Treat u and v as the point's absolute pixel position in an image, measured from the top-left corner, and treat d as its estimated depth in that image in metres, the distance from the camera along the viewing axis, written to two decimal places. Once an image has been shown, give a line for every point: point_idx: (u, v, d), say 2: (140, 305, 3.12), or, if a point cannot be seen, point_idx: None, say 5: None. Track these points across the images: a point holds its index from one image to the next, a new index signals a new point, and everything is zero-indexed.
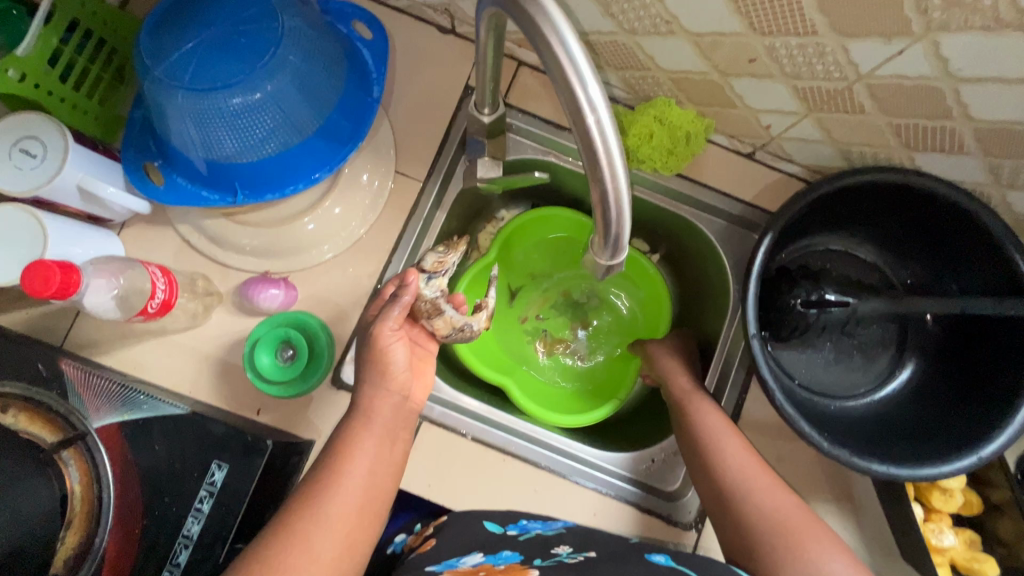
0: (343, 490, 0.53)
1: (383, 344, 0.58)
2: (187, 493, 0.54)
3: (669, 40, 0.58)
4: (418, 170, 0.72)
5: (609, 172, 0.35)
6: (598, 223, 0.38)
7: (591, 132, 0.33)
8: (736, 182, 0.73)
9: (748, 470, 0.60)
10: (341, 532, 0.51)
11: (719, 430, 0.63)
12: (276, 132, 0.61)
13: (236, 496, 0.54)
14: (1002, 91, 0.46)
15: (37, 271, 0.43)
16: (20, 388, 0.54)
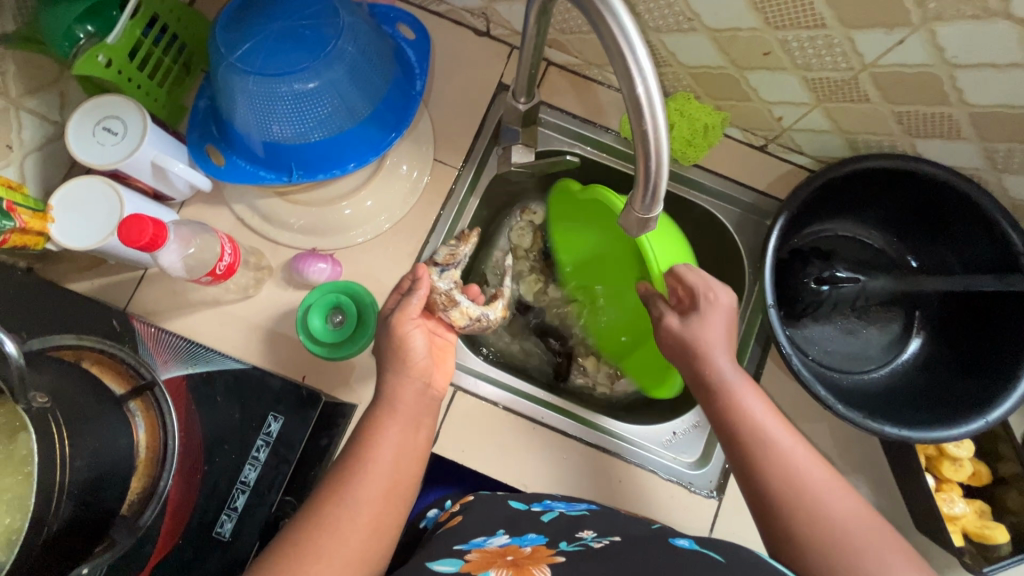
0: (363, 487, 0.51)
1: (398, 331, 0.57)
2: (246, 442, 0.58)
3: (690, 37, 0.64)
4: (455, 159, 0.78)
5: (654, 132, 0.39)
6: (639, 177, 0.42)
7: (640, 96, 0.38)
8: (750, 173, 0.78)
9: (800, 458, 0.56)
10: (360, 531, 0.49)
11: (766, 416, 0.59)
12: (331, 117, 0.67)
13: (290, 445, 0.58)
14: (994, 77, 0.52)
15: (133, 224, 0.49)
16: (93, 340, 0.58)
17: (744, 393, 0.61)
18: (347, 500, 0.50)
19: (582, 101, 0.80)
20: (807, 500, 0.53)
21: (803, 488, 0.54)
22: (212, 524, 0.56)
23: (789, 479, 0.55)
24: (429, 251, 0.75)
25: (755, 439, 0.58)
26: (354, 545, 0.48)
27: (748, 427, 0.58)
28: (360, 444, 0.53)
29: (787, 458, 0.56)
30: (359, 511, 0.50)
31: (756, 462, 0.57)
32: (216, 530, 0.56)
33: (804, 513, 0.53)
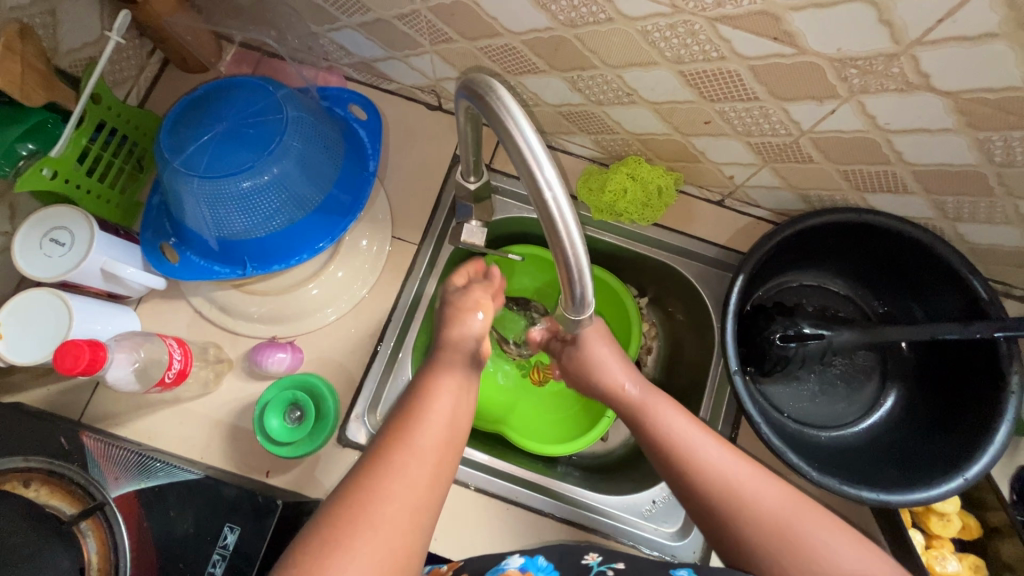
0: (422, 416, 0.49)
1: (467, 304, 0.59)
2: (200, 558, 0.55)
3: (632, 108, 0.64)
4: (413, 234, 0.77)
5: (568, 239, 0.41)
6: (565, 288, 0.45)
7: (549, 206, 0.40)
8: (710, 228, 0.78)
9: (731, 468, 0.55)
10: (437, 441, 0.48)
11: (692, 428, 0.58)
12: (282, 209, 0.67)
13: (247, 560, 0.55)
14: (930, 139, 0.52)
15: (68, 350, 0.51)
16: (43, 461, 0.58)
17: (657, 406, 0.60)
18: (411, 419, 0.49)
19: None
20: (743, 506, 0.53)
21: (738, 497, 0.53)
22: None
23: (722, 491, 0.54)
24: (391, 331, 0.74)
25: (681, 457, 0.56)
26: (418, 494, 0.45)
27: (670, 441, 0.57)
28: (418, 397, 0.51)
29: (715, 466, 0.55)
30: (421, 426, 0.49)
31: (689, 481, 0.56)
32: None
33: (743, 517, 0.52)
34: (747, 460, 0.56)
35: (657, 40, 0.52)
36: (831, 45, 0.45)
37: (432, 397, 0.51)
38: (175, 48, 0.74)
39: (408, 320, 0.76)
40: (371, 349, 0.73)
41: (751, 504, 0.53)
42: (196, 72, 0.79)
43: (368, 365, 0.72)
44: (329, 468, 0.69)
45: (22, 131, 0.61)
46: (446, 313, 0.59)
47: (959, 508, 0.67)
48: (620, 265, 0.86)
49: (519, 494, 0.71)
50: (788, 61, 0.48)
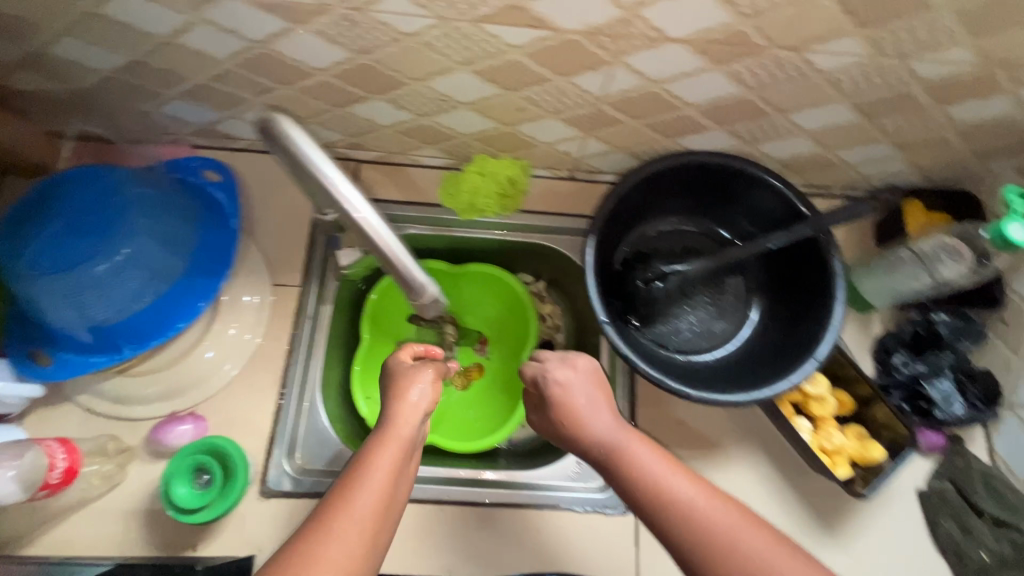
0: (384, 438, 0.56)
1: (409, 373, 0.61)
2: None
3: (455, 112, 0.70)
4: (293, 277, 0.79)
5: (389, 248, 0.49)
6: (400, 280, 0.52)
7: (363, 225, 0.47)
8: (568, 202, 0.84)
9: (698, 498, 0.54)
10: (371, 508, 0.51)
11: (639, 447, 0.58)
12: (146, 284, 0.68)
13: None
14: (695, 80, 0.60)
15: None
16: None
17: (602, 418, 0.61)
18: (378, 440, 0.56)
19: (400, 185, 0.83)
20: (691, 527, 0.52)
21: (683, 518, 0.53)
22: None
23: (666, 510, 0.53)
24: (294, 372, 0.76)
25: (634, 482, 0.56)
26: (344, 565, 0.48)
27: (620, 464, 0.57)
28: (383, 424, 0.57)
29: (665, 485, 0.55)
30: (382, 451, 0.55)
31: (640, 503, 0.55)
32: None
33: (697, 535, 0.52)
34: (700, 486, 0.55)
35: (442, 48, 0.57)
36: (576, 21, 0.52)
37: (368, 466, 0.53)
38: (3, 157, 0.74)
39: (309, 358, 0.77)
40: (276, 396, 0.75)
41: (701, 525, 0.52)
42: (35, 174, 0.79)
43: (278, 411, 0.74)
44: (258, 521, 0.69)
45: None
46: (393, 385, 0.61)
47: (833, 388, 0.75)
48: (505, 257, 0.91)
49: (448, 493, 0.73)
50: (551, 42, 0.55)
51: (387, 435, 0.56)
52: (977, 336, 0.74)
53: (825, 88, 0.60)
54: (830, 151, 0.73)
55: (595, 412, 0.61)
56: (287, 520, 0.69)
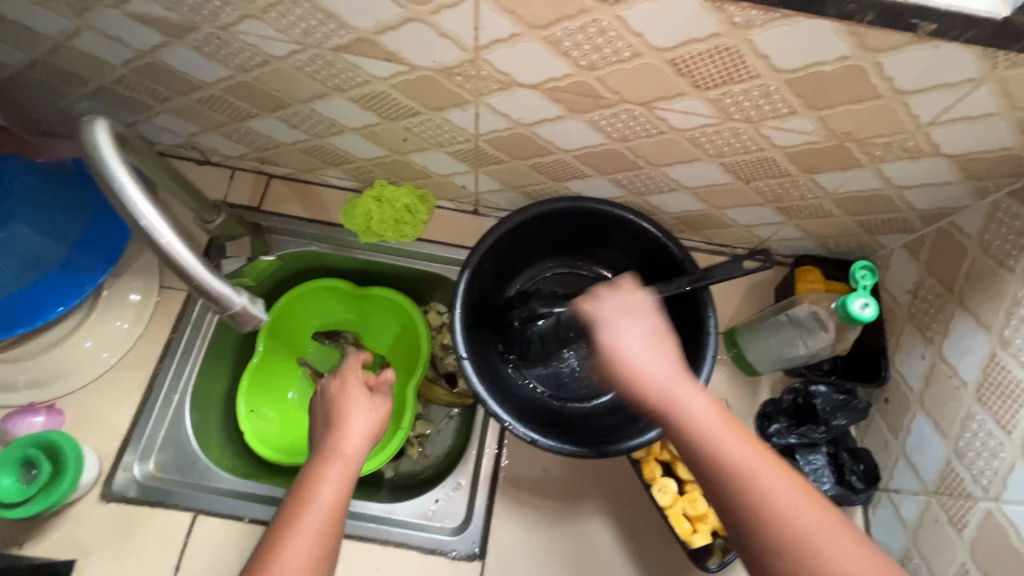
0: (303, 497, 0.56)
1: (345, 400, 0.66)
2: None
3: (346, 137, 0.71)
4: (183, 282, 0.80)
5: (195, 272, 0.48)
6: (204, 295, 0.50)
7: (167, 251, 0.46)
8: (469, 236, 0.85)
9: (752, 461, 0.45)
10: (299, 564, 0.51)
11: (722, 421, 0.47)
12: (23, 268, 0.71)
13: None
14: (559, 126, 0.61)
15: None
16: None
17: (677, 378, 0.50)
18: (300, 499, 0.56)
19: (306, 203, 0.85)
20: (776, 519, 0.42)
21: (776, 498, 0.43)
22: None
23: (750, 491, 0.43)
24: (164, 373, 0.76)
25: (733, 469, 0.44)
26: None
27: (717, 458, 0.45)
28: (300, 486, 0.57)
29: (729, 453, 0.45)
30: (302, 512, 0.55)
31: (724, 494, 0.44)
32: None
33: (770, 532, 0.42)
34: (764, 452, 0.46)
35: (313, 72, 0.59)
36: (427, 59, 0.54)
37: (299, 513, 0.54)
38: None
39: (181, 363, 0.77)
40: (141, 396, 0.74)
41: (769, 514, 0.42)
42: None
43: (138, 411, 0.73)
44: (92, 525, 0.68)
45: None
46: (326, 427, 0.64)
47: None
48: (410, 284, 0.91)
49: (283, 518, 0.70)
50: (410, 77, 0.57)
51: (318, 478, 0.58)
52: (865, 414, 0.71)
53: (687, 145, 0.60)
54: (717, 210, 0.73)
55: (686, 392, 0.49)
56: (120, 528, 0.68)
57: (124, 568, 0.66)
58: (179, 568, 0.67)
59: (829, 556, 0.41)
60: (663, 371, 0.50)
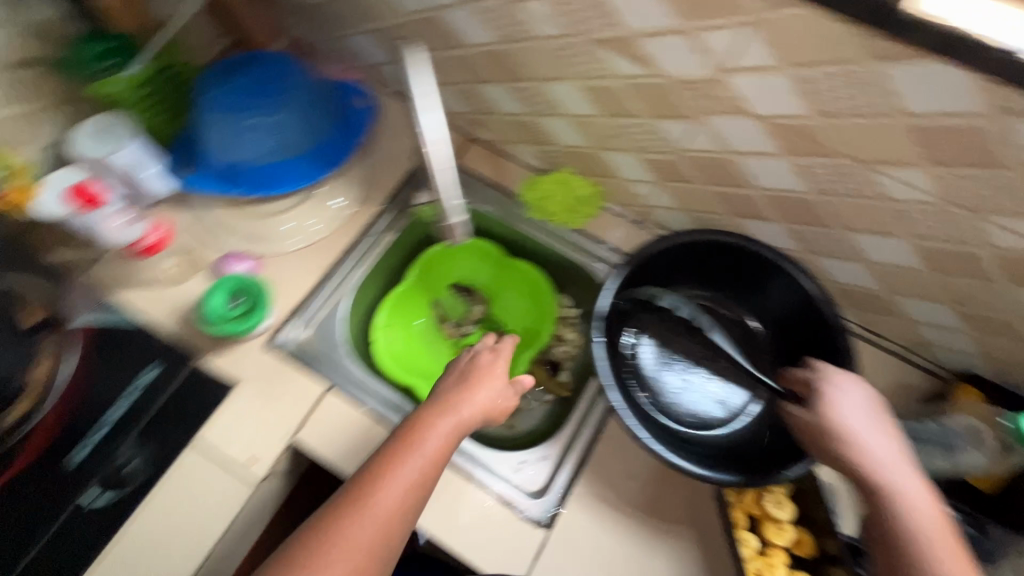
0: (395, 459, 0.60)
1: (482, 377, 0.70)
2: (123, 383, 0.73)
3: (558, 120, 0.80)
4: (377, 201, 0.93)
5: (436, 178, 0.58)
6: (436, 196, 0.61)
7: (427, 156, 0.56)
8: (624, 242, 0.88)
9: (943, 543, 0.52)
10: (387, 511, 0.58)
11: (896, 448, 0.57)
12: (280, 147, 0.88)
13: (152, 394, 0.73)
14: (767, 163, 0.64)
15: None
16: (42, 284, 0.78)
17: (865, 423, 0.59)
18: (403, 461, 0.60)
19: (494, 168, 0.95)
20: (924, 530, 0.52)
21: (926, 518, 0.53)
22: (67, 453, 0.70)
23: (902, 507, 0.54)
24: (340, 267, 0.89)
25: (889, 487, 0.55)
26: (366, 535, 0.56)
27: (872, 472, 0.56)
28: (404, 445, 0.62)
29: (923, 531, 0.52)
30: (400, 474, 0.59)
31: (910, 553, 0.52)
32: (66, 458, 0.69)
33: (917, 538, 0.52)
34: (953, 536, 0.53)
35: (565, 56, 0.68)
36: (674, 68, 0.60)
37: (396, 464, 0.60)
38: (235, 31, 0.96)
39: (356, 263, 0.90)
40: (319, 279, 0.87)
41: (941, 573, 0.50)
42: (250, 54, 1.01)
43: (313, 290, 0.86)
44: (247, 364, 0.80)
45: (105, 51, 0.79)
46: (457, 385, 0.69)
47: (797, 522, 0.69)
48: (553, 269, 0.98)
49: (395, 420, 0.79)
50: (648, 81, 0.63)
51: (416, 434, 0.63)
52: (999, 563, 0.63)
53: (889, 217, 0.61)
54: (889, 295, 0.72)
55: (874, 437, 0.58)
56: (271, 374, 0.79)
57: (264, 406, 0.77)
58: (303, 424, 0.77)
59: (962, 572, 0.50)
60: (864, 404, 0.60)
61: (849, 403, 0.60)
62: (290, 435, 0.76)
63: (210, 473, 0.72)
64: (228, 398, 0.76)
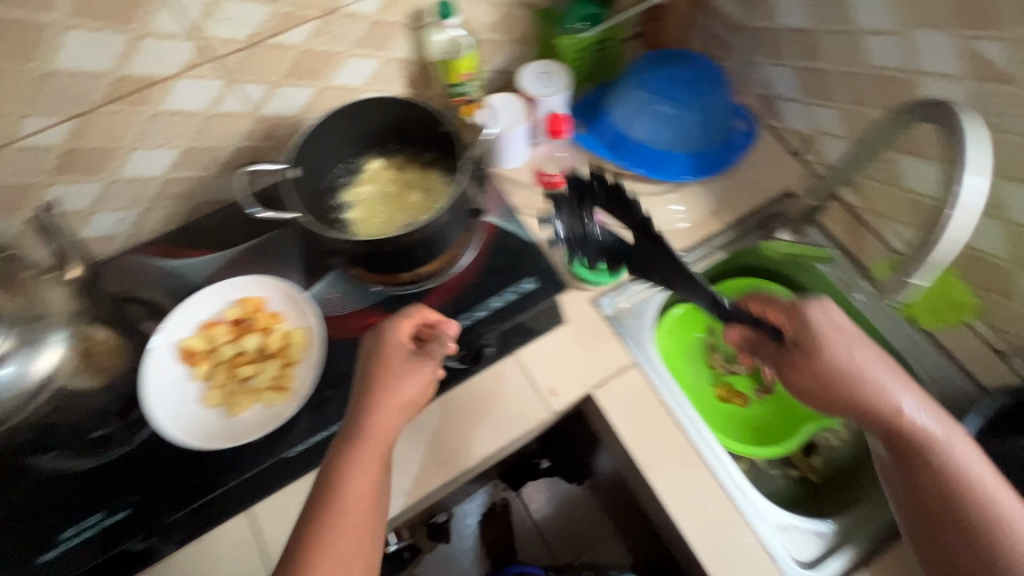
0: (382, 422, 0.61)
1: (406, 365, 0.63)
2: (508, 282, 0.79)
3: (984, 221, 0.76)
4: (727, 219, 0.96)
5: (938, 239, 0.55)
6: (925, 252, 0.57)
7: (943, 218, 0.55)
8: (978, 365, 0.82)
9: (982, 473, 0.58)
10: (344, 550, 0.55)
11: (887, 377, 0.62)
12: (671, 140, 0.95)
13: (524, 304, 0.78)
14: None
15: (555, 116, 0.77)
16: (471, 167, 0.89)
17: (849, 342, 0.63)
18: (354, 434, 0.60)
19: (850, 234, 0.92)
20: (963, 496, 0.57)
21: (980, 497, 0.57)
22: (458, 313, 0.77)
23: (926, 463, 0.59)
24: None
25: (905, 445, 0.61)
26: None
27: (883, 413, 0.61)
28: (365, 407, 0.61)
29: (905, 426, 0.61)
30: (364, 440, 0.59)
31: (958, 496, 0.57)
32: (457, 319, 0.77)
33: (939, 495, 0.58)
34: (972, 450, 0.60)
35: None
36: None
37: (365, 418, 0.60)
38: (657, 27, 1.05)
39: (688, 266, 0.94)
40: None
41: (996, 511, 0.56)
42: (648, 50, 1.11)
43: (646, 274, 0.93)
44: (575, 312, 0.88)
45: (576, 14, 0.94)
46: (397, 319, 0.66)
47: None
48: None
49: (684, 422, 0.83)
50: None
51: (387, 385, 0.62)
52: None
53: None
54: None
55: (861, 353, 0.63)
56: (593, 328, 0.87)
57: (577, 352, 0.85)
58: (603, 382, 0.84)
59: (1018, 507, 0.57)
60: (794, 304, 0.67)
61: (808, 316, 0.65)
62: (590, 385, 0.84)
63: (524, 386, 0.83)
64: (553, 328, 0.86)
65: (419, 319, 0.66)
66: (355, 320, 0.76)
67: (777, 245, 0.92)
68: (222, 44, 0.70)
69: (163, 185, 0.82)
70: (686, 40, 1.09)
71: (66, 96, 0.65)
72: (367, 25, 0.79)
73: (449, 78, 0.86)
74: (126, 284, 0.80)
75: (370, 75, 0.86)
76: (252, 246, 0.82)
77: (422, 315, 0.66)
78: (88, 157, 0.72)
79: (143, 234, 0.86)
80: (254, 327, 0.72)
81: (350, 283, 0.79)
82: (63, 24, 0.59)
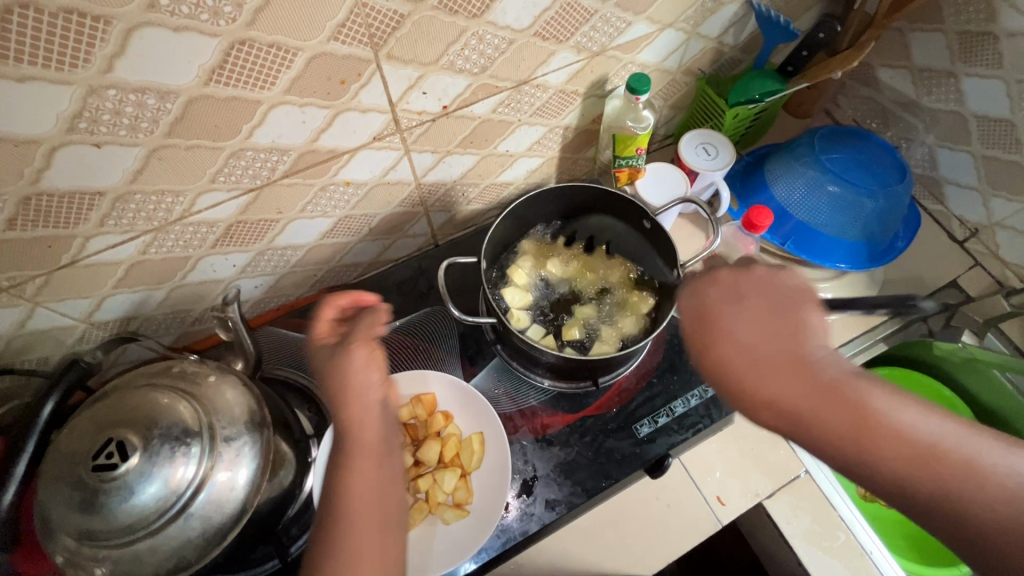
0: (360, 413, 0.55)
1: (336, 357, 0.57)
2: (689, 383, 0.73)
3: None
4: (890, 307, 0.91)
5: None
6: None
7: None
8: None
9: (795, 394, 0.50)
10: None
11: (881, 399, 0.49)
12: (837, 225, 0.87)
13: (710, 410, 0.72)
14: None
15: (759, 211, 0.78)
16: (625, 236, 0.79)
17: (730, 296, 0.56)
18: (345, 411, 0.55)
19: None
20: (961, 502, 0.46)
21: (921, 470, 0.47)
22: (635, 420, 0.71)
23: (883, 430, 0.48)
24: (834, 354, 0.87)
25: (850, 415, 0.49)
26: None
27: (795, 404, 0.49)
28: (336, 388, 0.56)
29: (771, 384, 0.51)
30: (348, 417, 0.55)
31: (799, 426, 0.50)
32: (636, 426, 0.70)
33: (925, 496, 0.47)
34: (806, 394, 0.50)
35: None
36: None
37: (353, 411, 0.55)
38: (810, 97, 0.98)
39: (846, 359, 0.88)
40: None
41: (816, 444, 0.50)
42: (794, 117, 1.04)
43: None
44: None
45: (748, 82, 0.84)
46: (325, 346, 0.59)
47: None
48: None
49: (866, 547, 0.73)
50: None
51: (350, 440, 0.54)
52: None
53: None
54: None
55: (735, 310, 0.55)
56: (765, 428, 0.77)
57: (746, 456, 0.75)
58: (775, 492, 0.74)
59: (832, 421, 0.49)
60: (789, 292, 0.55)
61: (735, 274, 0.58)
62: (761, 495, 0.73)
63: (692, 492, 0.73)
64: (720, 430, 0.76)
65: (335, 311, 0.62)
66: (524, 420, 0.71)
67: (962, 349, 0.84)
68: (416, 116, 0.63)
69: (308, 252, 0.74)
70: (836, 109, 1.03)
71: (253, 170, 0.57)
72: (552, 93, 0.72)
73: (619, 151, 0.80)
74: (273, 359, 0.75)
75: (535, 141, 0.79)
76: (406, 326, 0.77)
77: (334, 305, 0.62)
78: (250, 229, 0.64)
79: (276, 298, 0.79)
80: (428, 433, 0.67)
81: (515, 373, 0.73)
82: (277, 100, 0.52)
